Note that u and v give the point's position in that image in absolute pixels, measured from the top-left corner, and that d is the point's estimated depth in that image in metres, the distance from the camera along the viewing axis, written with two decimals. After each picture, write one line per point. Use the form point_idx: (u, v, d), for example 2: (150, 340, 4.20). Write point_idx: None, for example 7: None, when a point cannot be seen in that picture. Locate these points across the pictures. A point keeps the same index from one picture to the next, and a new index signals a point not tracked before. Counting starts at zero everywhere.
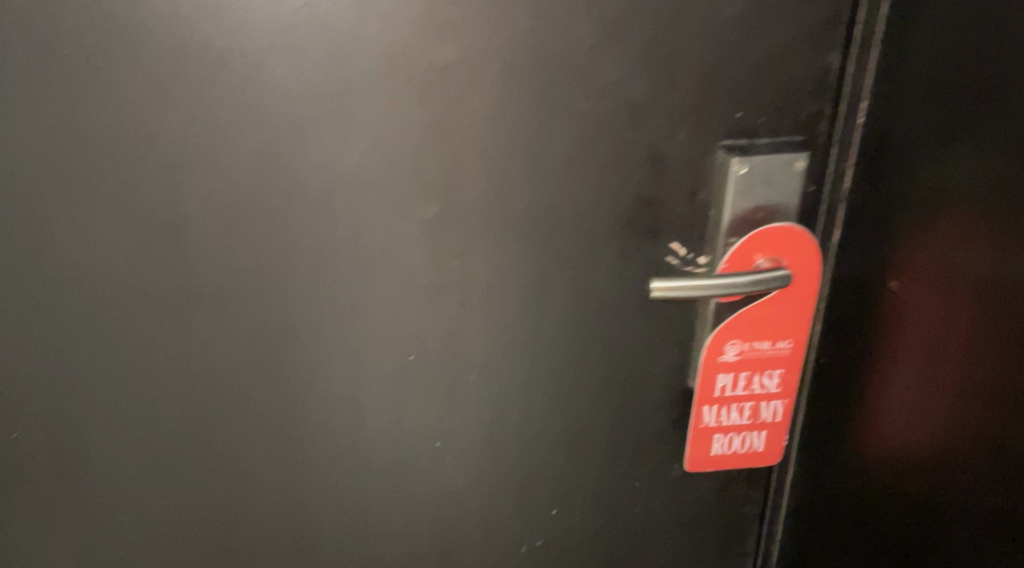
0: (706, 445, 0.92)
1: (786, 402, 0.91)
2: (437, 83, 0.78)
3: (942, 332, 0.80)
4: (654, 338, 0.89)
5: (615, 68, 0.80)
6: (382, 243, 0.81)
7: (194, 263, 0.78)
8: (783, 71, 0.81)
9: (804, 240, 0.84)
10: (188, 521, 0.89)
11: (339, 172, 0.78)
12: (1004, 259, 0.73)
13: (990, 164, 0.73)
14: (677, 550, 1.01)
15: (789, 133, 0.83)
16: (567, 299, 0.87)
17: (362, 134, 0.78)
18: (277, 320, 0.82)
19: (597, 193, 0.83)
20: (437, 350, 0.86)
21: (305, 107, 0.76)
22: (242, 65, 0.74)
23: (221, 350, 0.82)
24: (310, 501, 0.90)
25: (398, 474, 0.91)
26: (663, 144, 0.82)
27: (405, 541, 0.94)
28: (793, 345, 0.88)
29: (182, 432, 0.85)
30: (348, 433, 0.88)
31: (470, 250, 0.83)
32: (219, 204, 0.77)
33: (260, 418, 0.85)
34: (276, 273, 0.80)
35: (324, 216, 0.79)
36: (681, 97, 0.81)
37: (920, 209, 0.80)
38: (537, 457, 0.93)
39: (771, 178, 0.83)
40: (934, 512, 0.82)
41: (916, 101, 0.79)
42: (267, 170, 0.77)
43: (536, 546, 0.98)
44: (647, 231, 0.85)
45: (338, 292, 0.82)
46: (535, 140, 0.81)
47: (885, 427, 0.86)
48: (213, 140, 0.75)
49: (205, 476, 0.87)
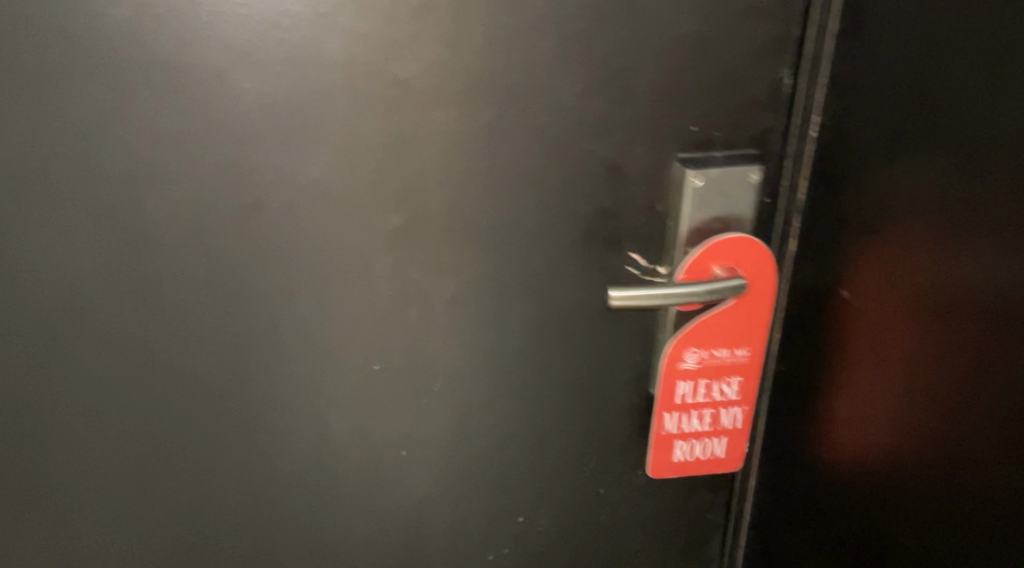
0: (668, 450, 0.94)
1: (745, 408, 0.93)
2: (396, 97, 0.77)
3: (889, 343, 0.81)
4: (616, 348, 0.91)
5: (576, 81, 0.79)
6: (343, 255, 0.82)
7: (160, 276, 0.81)
8: (736, 86, 0.82)
9: (759, 251, 0.86)
10: (158, 524, 0.92)
11: (301, 185, 0.79)
12: (940, 277, 0.74)
13: (929, 182, 0.74)
14: (642, 555, 1.04)
15: (743, 145, 0.85)
16: (529, 310, 0.88)
17: (323, 147, 0.78)
18: (242, 330, 0.84)
19: (558, 206, 0.84)
20: (401, 360, 0.88)
21: (264, 122, 0.76)
22: (201, 82, 0.75)
23: (189, 358, 0.84)
24: (278, 504, 0.93)
25: (366, 478, 0.93)
26: (622, 158, 0.83)
27: (373, 543, 0.97)
28: (751, 354, 0.91)
29: (150, 436, 0.87)
30: (315, 439, 0.90)
31: (432, 262, 0.84)
32: (182, 219, 0.79)
33: (227, 423, 0.88)
34: (240, 286, 0.82)
35: (284, 229, 0.81)
36: (640, 112, 0.81)
37: (867, 224, 0.81)
38: (502, 462, 0.95)
39: (726, 189, 0.84)
40: (880, 519, 0.83)
41: (864, 117, 0.80)
42: (229, 183, 0.78)
43: (503, 553, 1.01)
44: (608, 243, 0.86)
45: (302, 304, 0.84)
46: (497, 154, 0.81)
47: (840, 434, 0.88)
48: (175, 155, 0.77)
49: (174, 480, 0.90)
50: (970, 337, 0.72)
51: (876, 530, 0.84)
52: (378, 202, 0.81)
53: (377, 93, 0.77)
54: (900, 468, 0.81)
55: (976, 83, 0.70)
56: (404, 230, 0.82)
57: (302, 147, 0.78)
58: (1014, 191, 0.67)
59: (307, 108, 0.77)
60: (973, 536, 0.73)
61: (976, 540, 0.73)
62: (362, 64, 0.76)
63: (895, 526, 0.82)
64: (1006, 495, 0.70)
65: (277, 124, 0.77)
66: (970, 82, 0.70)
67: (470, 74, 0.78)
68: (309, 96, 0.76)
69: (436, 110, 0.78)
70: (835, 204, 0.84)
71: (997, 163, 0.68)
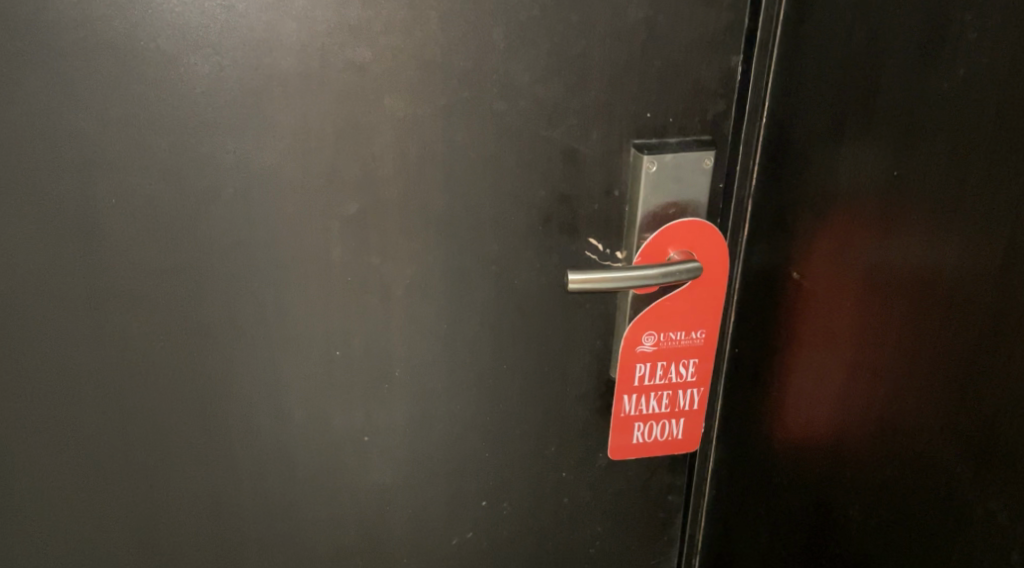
0: (628, 433, 0.96)
1: (702, 389, 0.95)
2: (349, 82, 0.78)
3: (837, 320, 0.83)
4: (575, 333, 0.93)
5: (530, 67, 0.80)
6: (301, 242, 0.83)
7: (115, 265, 0.81)
8: (688, 73, 0.84)
9: (714, 235, 0.88)
10: (116, 515, 0.92)
11: (257, 171, 0.79)
12: (882, 257, 0.76)
13: (871, 163, 0.76)
14: (605, 537, 1.06)
15: (697, 131, 0.86)
16: (488, 296, 0.89)
17: (278, 133, 0.78)
18: (198, 319, 0.84)
19: (514, 192, 0.85)
20: (360, 346, 0.89)
21: (217, 108, 0.77)
22: (152, 69, 0.75)
23: (145, 348, 0.85)
24: (239, 494, 0.93)
25: (327, 466, 0.94)
26: (577, 144, 0.84)
27: (337, 532, 0.98)
28: (707, 336, 0.93)
29: (107, 426, 0.87)
30: (274, 427, 0.91)
31: (390, 249, 0.85)
32: (136, 207, 0.79)
33: (186, 411, 0.88)
34: (197, 275, 0.82)
35: (241, 217, 0.81)
36: (593, 98, 0.83)
37: (814, 206, 0.83)
38: (463, 448, 0.96)
39: (681, 174, 0.86)
40: (833, 493, 0.86)
41: (810, 101, 0.82)
42: (183, 171, 0.78)
43: (467, 538, 1.02)
44: (565, 228, 0.87)
45: (260, 292, 0.84)
46: (452, 140, 0.82)
47: (793, 410, 0.90)
48: (127, 143, 0.77)
49: (133, 471, 0.90)
50: (910, 313, 0.74)
51: (829, 504, 0.86)
52: (334, 188, 0.81)
53: (331, 79, 0.78)
54: (850, 443, 0.83)
55: (910, 64, 0.71)
56: (360, 217, 0.83)
57: (256, 133, 0.78)
58: (949, 168, 0.69)
59: (261, 94, 0.77)
60: (919, 506, 0.75)
61: (922, 510, 0.75)
62: (314, 50, 0.76)
63: (846, 499, 0.84)
64: (948, 464, 0.72)
65: (230, 110, 0.77)
66: (905, 63, 0.72)
67: (423, 59, 0.78)
68: (262, 81, 0.76)
69: (390, 96, 0.79)
70: (784, 186, 0.87)
71: (932, 142, 0.70)
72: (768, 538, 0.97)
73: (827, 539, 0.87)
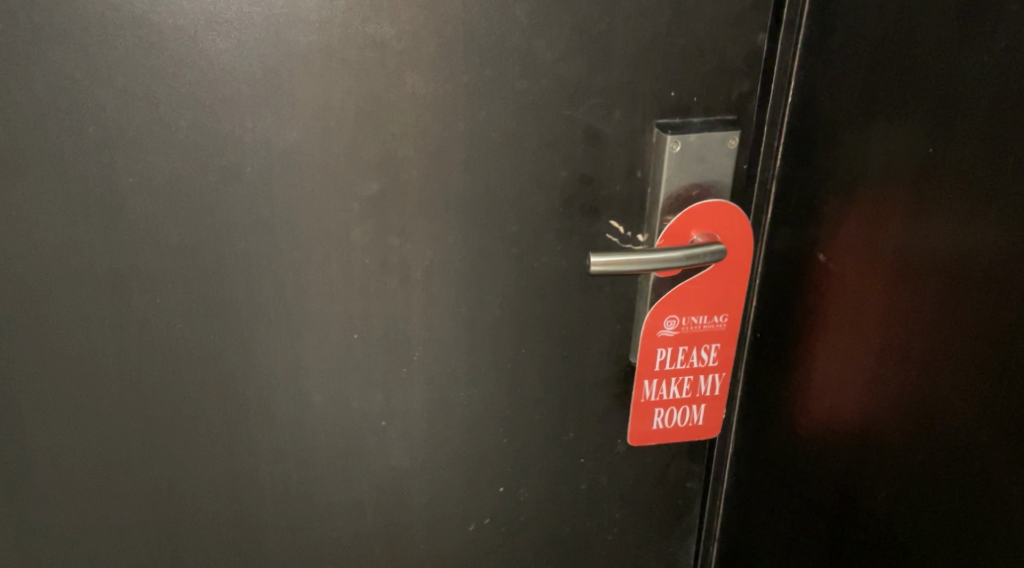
0: (649, 419, 0.95)
1: (723, 375, 0.94)
2: (371, 60, 0.77)
3: (865, 304, 0.82)
4: (595, 317, 0.92)
5: (552, 45, 0.79)
6: (321, 223, 0.82)
7: (132, 246, 0.80)
8: (714, 51, 0.82)
9: (736, 216, 0.87)
10: (132, 499, 0.91)
11: (276, 151, 0.78)
12: (913, 239, 0.75)
13: (903, 142, 0.75)
14: (622, 525, 1.05)
15: (721, 112, 0.85)
16: (508, 279, 0.88)
17: (298, 111, 0.77)
18: (216, 301, 0.83)
19: (535, 173, 0.84)
20: (379, 329, 0.88)
21: (238, 86, 0.76)
22: (173, 44, 0.74)
23: (164, 329, 0.84)
24: (256, 477, 0.93)
25: (345, 450, 0.93)
26: (599, 124, 0.83)
27: (353, 518, 0.97)
28: (729, 320, 0.92)
29: (124, 409, 0.87)
30: (292, 411, 0.90)
31: (409, 230, 0.84)
32: (154, 187, 0.78)
33: (204, 394, 0.87)
34: (216, 256, 0.82)
35: (261, 197, 0.80)
36: (617, 76, 0.81)
37: (841, 188, 0.82)
38: (481, 433, 0.96)
39: (705, 154, 0.85)
40: (860, 479, 0.85)
41: (841, 80, 0.80)
42: (202, 149, 0.77)
43: (483, 524, 1.01)
44: (586, 210, 0.86)
45: (278, 273, 0.83)
46: (473, 119, 0.81)
47: (818, 397, 0.89)
48: (146, 121, 0.76)
49: (150, 454, 0.89)
50: (942, 296, 0.73)
51: (855, 490, 0.85)
52: (354, 169, 0.80)
53: (352, 56, 0.76)
54: (877, 428, 0.82)
55: (947, 40, 0.70)
56: (380, 197, 0.82)
57: (277, 111, 0.77)
58: (985, 146, 0.68)
59: (281, 71, 0.76)
60: (950, 492, 0.75)
61: (951, 496, 0.74)
62: (336, 26, 0.75)
63: (874, 485, 0.83)
64: (982, 449, 0.71)
65: (251, 87, 0.76)
66: (942, 40, 0.70)
67: (446, 36, 0.77)
68: (282, 58, 0.75)
69: (412, 73, 0.78)
70: (808, 168, 0.86)
71: (969, 120, 0.69)
72: (790, 524, 0.96)
73: (851, 524, 0.87)
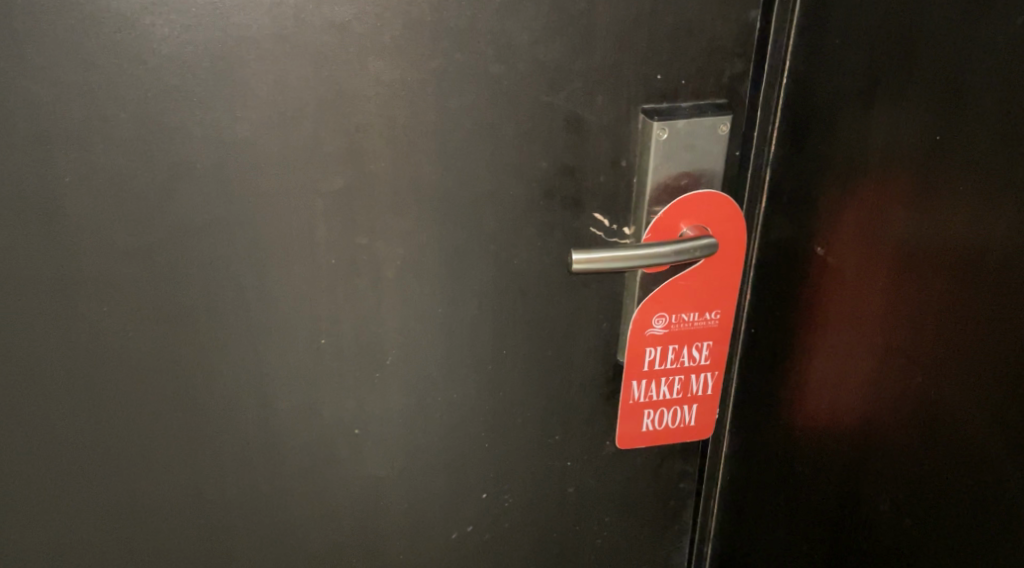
0: (638, 420, 0.90)
1: (716, 373, 0.90)
2: (331, 44, 0.71)
3: (867, 298, 0.76)
4: (580, 315, 0.86)
5: (528, 27, 0.73)
6: (283, 222, 0.76)
7: (75, 250, 0.74)
8: (702, 31, 0.76)
9: (728, 208, 0.81)
10: (87, 519, 0.85)
11: (230, 145, 0.72)
12: (918, 231, 0.70)
13: (907, 128, 0.69)
14: (614, 529, 1.00)
15: (712, 96, 0.79)
16: (487, 277, 0.82)
17: (253, 101, 0.71)
18: (171, 306, 0.78)
19: (513, 163, 0.78)
20: (349, 333, 0.82)
21: (185, 75, 0.69)
22: (111, 30, 0.67)
23: (115, 338, 0.78)
24: (221, 490, 0.87)
25: (318, 459, 0.88)
26: (581, 110, 0.77)
27: (328, 529, 0.92)
28: (722, 317, 0.87)
29: (74, 424, 0.81)
30: (258, 421, 0.84)
31: (379, 227, 0.78)
32: (97, 186, 0.72)
33: (161, 405, 0.82)
34: (169, 259, 0.76)
35: (216, 195, 0.74)
36: (599, 59, 0.75)
37: (840, 176, 0.77)
38: (462, 438, 0.90)
39: (694, 142, 0.79)
40: (862, 483, 0.80)
41: (841, 59, 0.74)
42: (148, 144, 0.71)
43: (467, 532, 0.96)
44: (569, 202, 0.81)
45: (238, 276, 0.78)
46: (444, 107, 0.75)
47: (817, 396, 0.84)
48: (84, 115, 0.69)
49: (105, 470, 0.83)
50: (950, 295, 0.68)
51: (858, 495, 0.80)
52: (316, 163, 0.74)
53: (311, 41, 0.70)
54: (879, 432, 0.77)
55: (957, 17, 0.64)
56: (346, 192, 0.76)
57: (229, 102, 0.71)
58: (998, 132, 0.62)
59: (231, 58, 0.70)
60: (961, 500, 0.70)
61: (961, 507, 0.70)
62: (291, 9, 0.69)
63: (878, 491, 0.78)
64: (995, 458, 0.67)
65: (199, 77, 0.70)
66: (950, 16, 0.64)
67: (413, 18, 0.71)
68: (233, 45, 0.69)
69: (376, 59, 0.72)
70: (805, 153, 0.80)
71: (980, 103, 0.63)
72: (788, 528, 0.92)
73: (854, 531, 0.82)
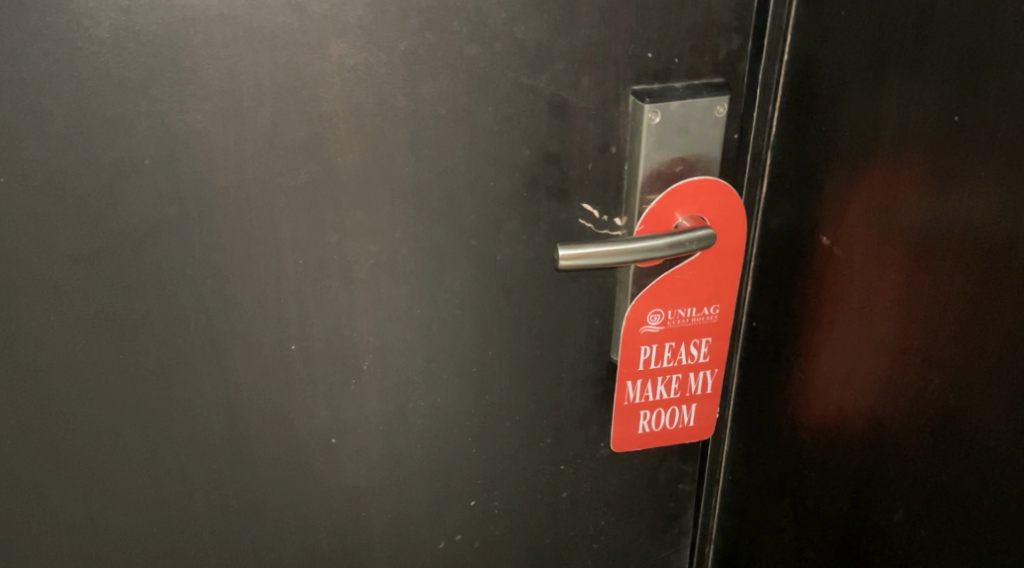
0: (633, 422, 0.85)
1: (716, 371, 0.84)
2: (288, 26, 0.64)
3: (879, 291, 0.70)
4: (569, 312, 0.80)
5: (504, 3, 0.67)
6: (243, 220, 0.70)
7: (14, 256, 0.68)
8: (696, 5, 0.70)
9: (726, 195, 0.75)
10: (44, 541, 0.80)
11: (181, 139, 0.66)
12: (935, 219, 0.64)
13: (923, 106, 0.63)
14: (610, 534, 0.95)
15: (707, 75, 0.73)
16: (467, 273, 0.76)
17: (204, 90, 0.65)
18: (124, 314, 0.72)
19: (493, 152, 0.72)
20: (320, 337, 0.76)
21: (127, 64, 0.63)
22: (42, 15, 0.61)
23: (64, 349, 0.72)
24: (188, 506, 0.81)
25: (292, 470, 0.82)
26: (565, 93, 0.71)
27: (306, 542, 0.86)
28: (721, 312, 0.81)
29: (25, 443, 0.75)
30: (224, 433, 0.79)
31: (349, 223, 0.72)
32: (37, 188, 0.66)
33: (118, 420, 0.76)
34: (120, 263, 0.70)
35: (168, 192, 0.68)
36: (583, 37, 0.69)
37: (849, 159, 0.70)
38: (445, 444, 0.85)
39: (689, 125, 0.73)
40: (876, 489, 0.74)
41: (848, 31, 0.68)
42: (90, 141, 0.65)
43: (454, 541, 0.91)
44: (555, 192, 0.75)
45: (196, 279, 0.72)
46: (416, 93, 0.68)
47: (826, 396, 0.78)
48: (17, 110, 0.63)
49: (61, 489, 0.78)
50: (972, 289, 0.62)
51: (871, 502, 0.75)
52: (276, 155, 0.68)
53: (266, 23, 0.64)
54: (893, 437, 0.71)
55: None
56: (311, 187, 0.70)
57: (177, 91, 0.65)
58: None
59: (179, 44, 0.63)
60: (985, 510, 0.64)
61: (983, 522, 0.65)
62: None
63: (893, 497, 0.72)
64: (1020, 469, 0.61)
65: (143, 66, 0.63)
66: None
67: None
68: (178, 29, 0.63)
69: (337, 42, 0.66)
70: (809, 134, 0.74)
71: (1005, 79, 0.57)
72: (796, 534, 0.86)
73: (867, 539, 0.76)
